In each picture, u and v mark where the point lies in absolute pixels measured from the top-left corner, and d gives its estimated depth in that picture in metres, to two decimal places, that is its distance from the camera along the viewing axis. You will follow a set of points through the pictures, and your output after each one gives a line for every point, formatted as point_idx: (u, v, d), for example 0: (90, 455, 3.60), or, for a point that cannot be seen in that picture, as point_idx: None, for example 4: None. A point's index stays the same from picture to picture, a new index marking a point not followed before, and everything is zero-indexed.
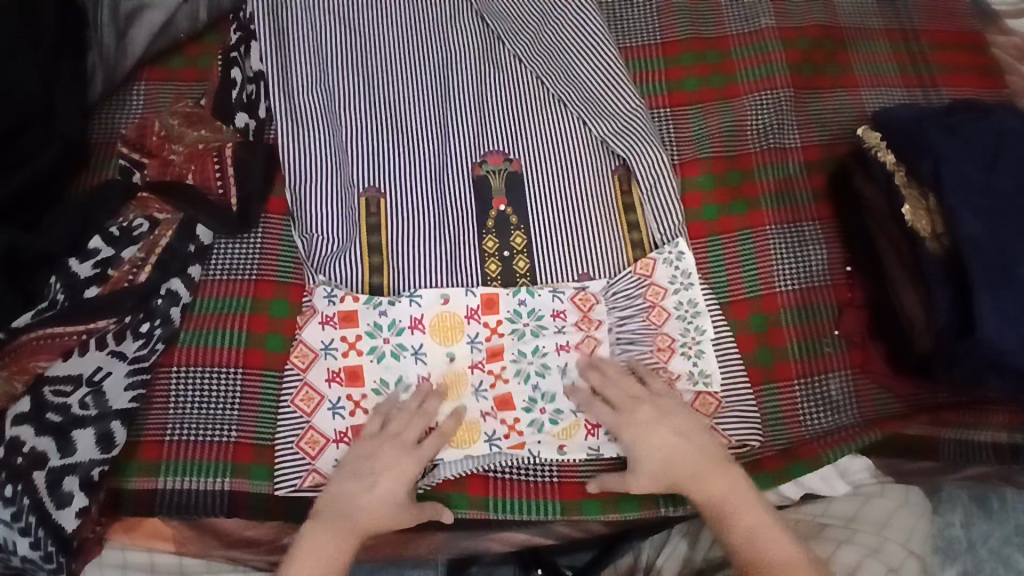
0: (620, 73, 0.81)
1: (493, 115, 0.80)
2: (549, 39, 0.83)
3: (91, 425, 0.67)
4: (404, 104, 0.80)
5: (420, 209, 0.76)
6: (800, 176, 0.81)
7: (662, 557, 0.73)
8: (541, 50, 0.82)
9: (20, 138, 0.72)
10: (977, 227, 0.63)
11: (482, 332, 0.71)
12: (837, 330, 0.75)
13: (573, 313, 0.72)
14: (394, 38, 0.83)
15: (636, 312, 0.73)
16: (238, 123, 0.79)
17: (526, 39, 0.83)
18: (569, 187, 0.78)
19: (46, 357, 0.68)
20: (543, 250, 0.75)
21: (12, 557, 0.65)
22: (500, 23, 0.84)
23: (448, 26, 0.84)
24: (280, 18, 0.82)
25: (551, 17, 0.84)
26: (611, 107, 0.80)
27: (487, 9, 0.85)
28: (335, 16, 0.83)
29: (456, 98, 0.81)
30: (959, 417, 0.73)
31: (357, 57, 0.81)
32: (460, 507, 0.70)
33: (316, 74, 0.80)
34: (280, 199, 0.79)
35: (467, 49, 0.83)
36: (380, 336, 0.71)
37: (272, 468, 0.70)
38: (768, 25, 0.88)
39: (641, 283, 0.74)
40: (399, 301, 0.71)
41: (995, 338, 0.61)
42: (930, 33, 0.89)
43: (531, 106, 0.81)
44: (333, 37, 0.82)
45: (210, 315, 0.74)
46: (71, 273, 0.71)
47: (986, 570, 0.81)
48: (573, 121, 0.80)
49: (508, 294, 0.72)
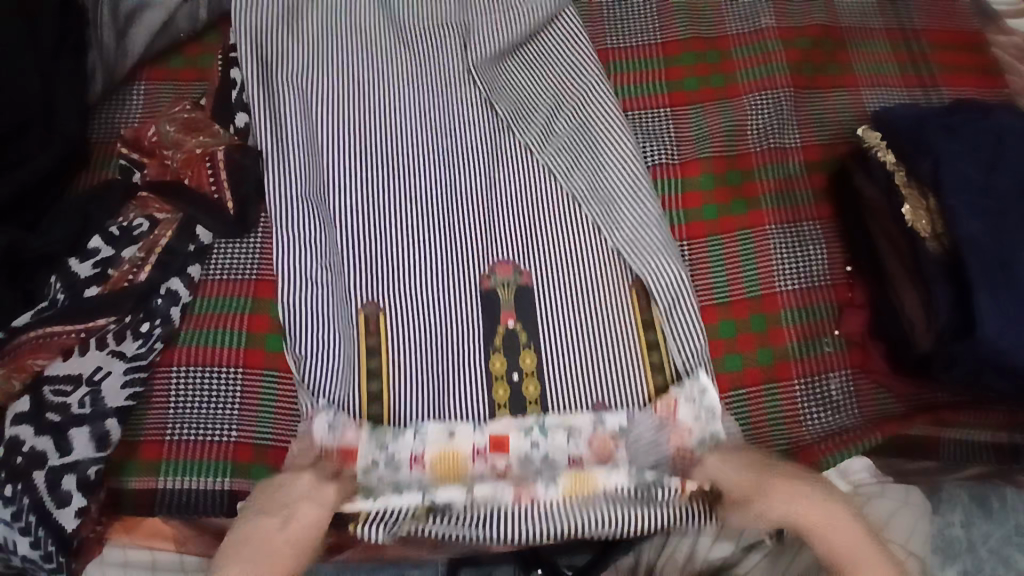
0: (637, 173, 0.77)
1: (503, 217, 0.77)
2: (562, 132, 0.80)
3: (89, 424, 0.67)
4: (406, 199, 0.77)
5: (423, 324, 0.73)
6: (801, 176, 0.81)
7: (663, 559, 0.77)
8: (551, 143, 0.79)
9: (21, 138, 0.72)
10: (977, 227, 0.63)
11: (490, 471, 0.69)
12: (837, 330, 0.75)
13: (591, 455, 0.70)
14: (400, 128, 0.79)
15: (660, 459, 0.69)
16: (238, 123, 0.79)
17: (535, 129, 0.79)
18: (579, 299, 0.74)
19: (45, 356, 0.68)
20: (555, 372, 0.72)
21: (12, 557, 0.65)
22: (507, 110, 0.80)
23: (455, 108, 0.80)
24: (276, 82, 0.79)
25: (566, 108, 0.80)
26: (628, 210, 0.76)
27: (495, 90, 0.81)
28: (333, 90, 0.79)
29: (462, 197, 0.77)
30: (960, 417, 0.72)
31: (356, 139, 0.78)
32: None
33: (315, 170, 0.76)
34: (263, 318, 0.74)
35: (475, 138, 0.79)
36: (375, 471, 0.68)
37: (273, 469, 0.69)
38: (768, 25, 0.88)
39: (664, 425, 0.70)
40: (403, 434, 0.69)
41: (995, 338, 0.61)
42: (930, 33, 0.89)
43: (540, 208, 0.77)
44: (330, 121, 0.78)
45: (210, 315, 0.74)
46: (70, 273, 0.71)
47: (986, 570, 0.81)
48: (586, 225, 0.77)
49: (520, 434, 0.70)
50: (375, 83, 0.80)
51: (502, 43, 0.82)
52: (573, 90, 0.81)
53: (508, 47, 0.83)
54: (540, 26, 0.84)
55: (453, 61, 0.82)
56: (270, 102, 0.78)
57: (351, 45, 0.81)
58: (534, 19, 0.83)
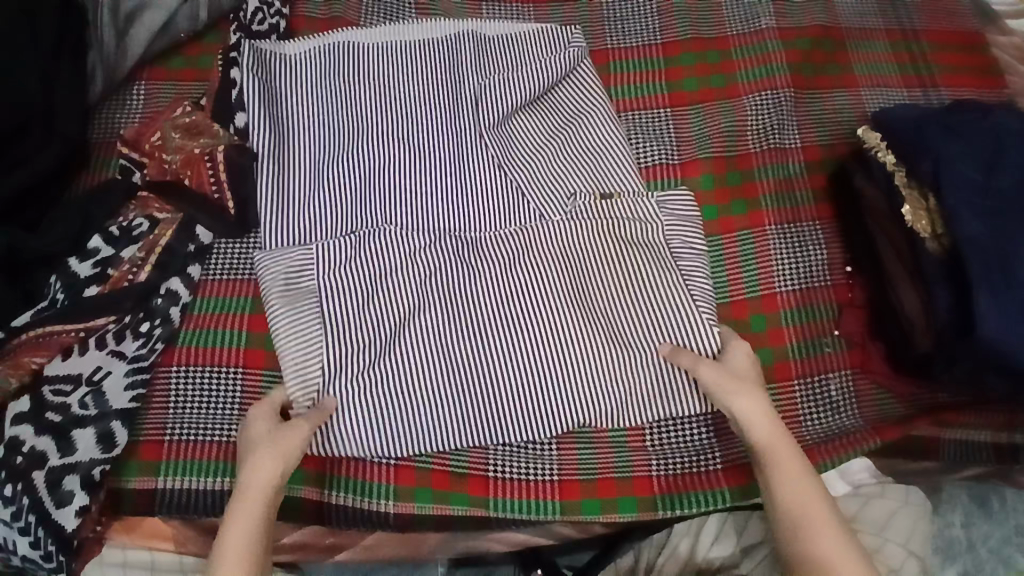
0: (661, 234, 0.74)
1: (514, 269, 0.72)
2: (578, 185, 0.76)
3: (92, 425, 0.67)
4: (418, 257, 0.72)
5: (435, 391, 0.68)
6: (801, 176, 0.81)
7: (663, 557, 0.76)
8: (572, 202, 0.75)
9: (21, 138, 0.72)
10: (977, 226, 0.63)
11: None
12: (837, 330, 0.75)
13: None
14: (408, 177, 0.76)
15: None
16: (238, 123, 0.78)
17: (552, 189, 0.76)
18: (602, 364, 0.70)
19: (45, 355, 0.68)
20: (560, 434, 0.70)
21: (11, 557, 0.65)
22: (522, 171, 0.76)
23: (469, 165, 0.77)
24: (281, 122, 0.77)
25: (580, 161, 0.77)
26: (653, 273, 0.72)
27: (509, 149, 0.78)
28: (340, 144, 0.77)
29: (479, 257, 0.73)
30: (960, 417, 0.72)
31: (365, 194, 0.75)
32: (461, 506, 0.69)
33: (320, 226, 0.74)
34: (258, 351, 0.73)
35: (490, 200, 0.76)
36: None
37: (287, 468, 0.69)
38: (768, 25, 0.88)
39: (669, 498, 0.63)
40: None
41: (996, 338, 0.61)
42: (930, 33, 0.89)
43: (563, 270, 0.72)
44: (336, 174, 0.75)
45: (210, 315, 0.74)
46: (70, 273, 0.71)
47: (987, 571, 0.81)
48: (598, 283, 0.72)
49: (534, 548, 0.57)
50: (383, 136, 0.77)
51: (516, 100, 0.79)
52: (593, 147, 0.78)
53: (522, 101, 0.80)
54: (556, 79, 0.81)
55: (466, 120, 0.79)
56: (274, 142, 0.76)
57: (362, 98, 0.79)
58: (549, 73, 0.81)
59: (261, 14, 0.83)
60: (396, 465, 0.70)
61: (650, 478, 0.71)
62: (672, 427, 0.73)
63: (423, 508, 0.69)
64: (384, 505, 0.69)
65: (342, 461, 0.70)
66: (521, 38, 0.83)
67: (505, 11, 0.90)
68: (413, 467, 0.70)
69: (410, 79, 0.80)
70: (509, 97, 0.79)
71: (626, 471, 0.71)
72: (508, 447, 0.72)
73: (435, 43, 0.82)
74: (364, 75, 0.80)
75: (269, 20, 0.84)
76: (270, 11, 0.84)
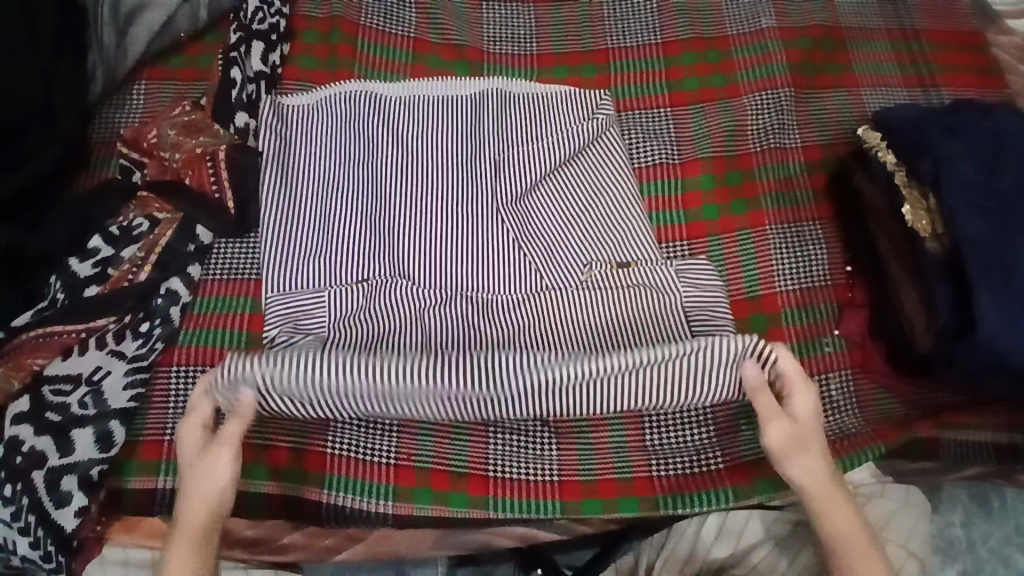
0: (678, 306, 0.71)
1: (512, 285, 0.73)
2: (584, 198, 0.76)
3: (91, 425, 0.67)
4: (421, 312, 0.70)
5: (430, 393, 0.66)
6: (801, 176, 0.81)
7: (661, 560, 0.77)
8: (587, 272, 0.72)
9: (21, 138, 0.72)
10: (976, 226, 0.63)
11: None
12: (837, 331, 0.75)
13: None
14: (406, 185, 0.76)
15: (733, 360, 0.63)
16: (238, 123, 0.79)
17: (563, 263, 0.73)
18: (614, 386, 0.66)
19: (44, 356, 0.68)
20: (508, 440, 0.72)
21: (11, 557, 0.65)
22: (538, 248, 0.74)
23: (481, 233, 0.75)
24: (289, 174, 0.76)
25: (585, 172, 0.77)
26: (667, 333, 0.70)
27: (526, 222, 0.75)
28: (353, 206, 0.75)
29: (487, 321, 0.70)
30: (961, 417, 0.71)
31: (368, 205, 0.75)
32: (461, 508, 0.69)
33: (320, 238, 0.73)
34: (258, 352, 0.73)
35: (501, 267, 0.74)
36: None
37: (271, 467, 0.69)
38: (768, 25, 0.88)
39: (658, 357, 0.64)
40: None
41: (995, 339, 0.61)
42: (930, 34, 0.89)
43: (575, 335, 0.69)
44: (341, 188, 0.76)
45: (211, 315, 0.74)
46: (70, 273, 0.71)
47: (986, 570, 0.80)
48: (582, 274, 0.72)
49: None
50: (394, 153, 0.78)
51: (520, 121, 0.80)
52: (613, 216, 0.75)
53: (539, 169, 0.77)
54: (565, 96, 0.81)
55: (484, 182, 0.77)
56: (278, 152, 0.77)
57: (379, 154, 0.77)
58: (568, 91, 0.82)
59: (261, 13, 0.83)
60: (396, 464, 0.70)
61: (650, 478, 0.70)
62: (671, 426, 0.72)
63: (422, 509, 0.69)
64: (384, 504, 0.69)
65: (342, 460, 0.70)
66: (551, 98, 0.81)
67: (505, 11, 0.91)
68: (413, 467, 0.70)
69: (428, 147, 0.78)
70: (529, 166, 0.77)
71: (626, 471, 0.70)
72: (508, 447, 0.71)
73: (462, 99, 0.81)
74: (384, 130, 0.79)
75: (269, 19, 0.84)
76: (270, 10, 0.84)
